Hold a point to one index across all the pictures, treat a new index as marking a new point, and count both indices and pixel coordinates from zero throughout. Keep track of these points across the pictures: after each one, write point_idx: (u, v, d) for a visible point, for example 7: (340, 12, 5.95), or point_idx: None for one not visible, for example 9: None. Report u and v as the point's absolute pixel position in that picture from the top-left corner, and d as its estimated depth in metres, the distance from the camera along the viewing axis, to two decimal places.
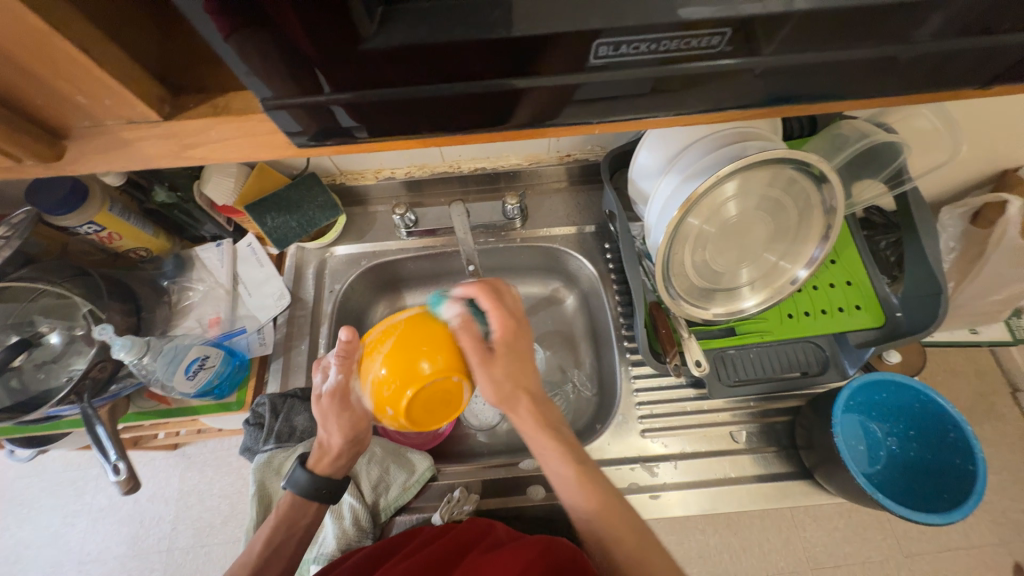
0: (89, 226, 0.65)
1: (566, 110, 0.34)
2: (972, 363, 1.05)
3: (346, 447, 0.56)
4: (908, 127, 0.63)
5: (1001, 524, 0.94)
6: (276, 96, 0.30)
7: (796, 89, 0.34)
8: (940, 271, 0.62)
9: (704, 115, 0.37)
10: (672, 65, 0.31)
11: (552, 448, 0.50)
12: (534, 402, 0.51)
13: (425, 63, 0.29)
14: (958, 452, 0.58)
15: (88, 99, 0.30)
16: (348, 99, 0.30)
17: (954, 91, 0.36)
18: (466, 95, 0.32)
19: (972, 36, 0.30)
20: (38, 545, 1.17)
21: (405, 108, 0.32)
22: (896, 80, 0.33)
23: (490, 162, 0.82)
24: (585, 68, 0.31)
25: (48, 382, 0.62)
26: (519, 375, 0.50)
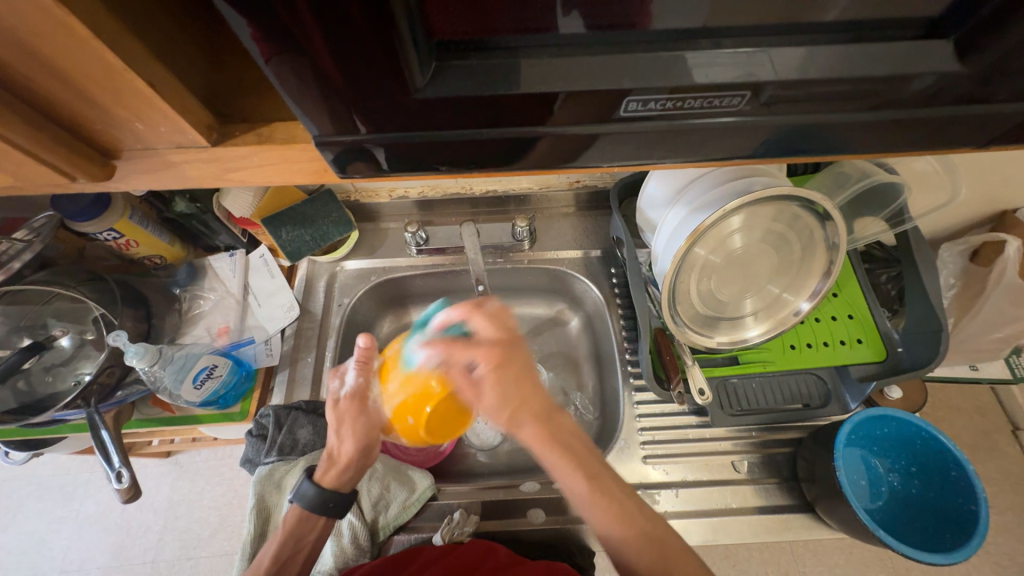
0: (109, 233, 0.66)
1: (588, 153, 0.36)
2: (974, 400, 1.05)
3: (355, 457, 0.55)
4: (909, 170, 0.65)
5: (1002, 566, 0.93)
6: (321, 133, 0.32)
7: (806, 143, 0.36)
8: (940, 309, 0.63)
9: (717, 160, 0.39)
10: (691, 117, 0.33)
11: (563, 465, 0.47)
12: (539, 420, 0.48)
13: (465, 112, 0.31)
14: (960, 492, 0.58)
15: (144, 125, 0.31)
16: (384, 137, 0.33)
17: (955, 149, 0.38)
18: (495, 139, 0.34)
19: (971, 103, 0.32)
20: (21, 551, 1.14)
21: (437, 149, 0.34)
22: (900, 138, 0.35)
23: (501, 185, 0.84)
24: (611, 119, 0.33)
25: (55, 386, 0.62)
26: (518, 395, 0.47)
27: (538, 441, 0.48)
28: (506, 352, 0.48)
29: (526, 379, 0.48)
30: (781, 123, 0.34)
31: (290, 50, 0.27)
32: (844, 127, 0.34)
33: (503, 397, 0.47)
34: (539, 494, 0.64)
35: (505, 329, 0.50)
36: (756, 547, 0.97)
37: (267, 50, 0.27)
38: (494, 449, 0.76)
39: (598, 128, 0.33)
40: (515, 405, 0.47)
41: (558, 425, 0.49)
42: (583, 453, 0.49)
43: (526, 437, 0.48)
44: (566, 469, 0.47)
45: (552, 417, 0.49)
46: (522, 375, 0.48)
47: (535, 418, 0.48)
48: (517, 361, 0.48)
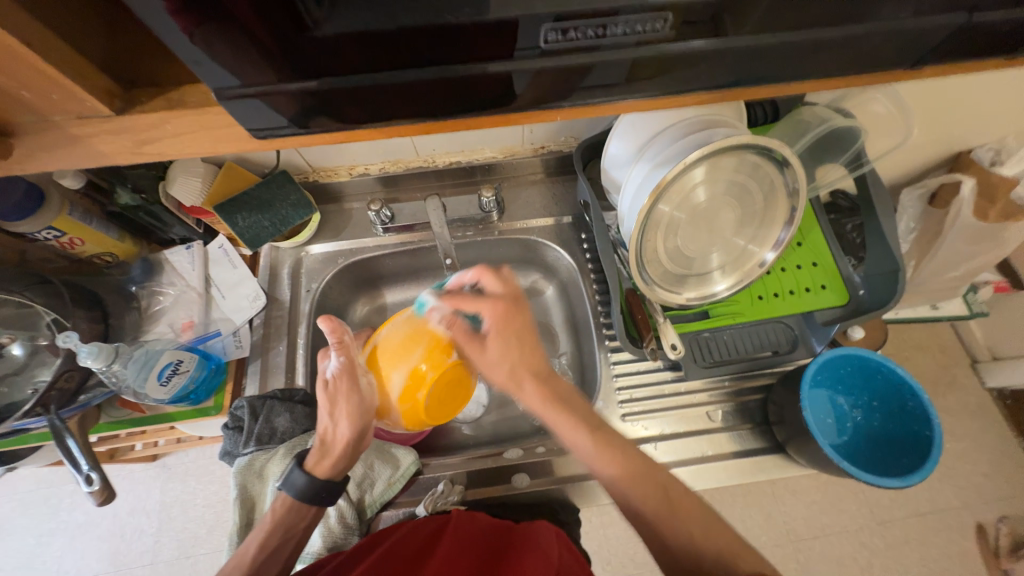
0: (48, 232, 0.62)
1: (534, 95, 0.35)
2: (934, 338, 1.11)
3: (354, 439, 0.56)
4: (863, 112, 0.66)
5: (962, 488, 0.99)
6: (234, 86, 0.30)
7: (745, 73, 0.35)
8: (898, 250, 0.65)
9: (661, 100, 0.38)
10: (623, 50, 0.32)
11: (562, 422, 0.53)
12: (536, 378, 0.56)
13: (382, 49, 0.30)
14: (917, 419, 0.61)
15: (38, 93, 0.29)
16: (308, 89, 0.31)
17: (892, 72, 0.38)
18: (424, 80, 0.32)
19: (901, 19, 0.32)
20: (12, 566, 1.13)
21: (366, 97, 0.32)
22: (835, 64, 0.35)
23: (465, 156, 0.81)
24: (534, 52, 0.31)
25: (11, 396, 0.59)
26: (516, 353, 0.56)
27: (538, 402, 0.55)
28: (509, 309, 0.56)
29: (525, 339, 0.56)
30: (718, 54, 0.33)
31: (201, 6, 0.26)
32: (775, 52, 0.34)
33: (502, 360, 0.56)
34: (523, 459, 0.65)
35: (513, 288, 0.57)
36: (740, 492, 1.01)
37: (173, 11, 0.26)
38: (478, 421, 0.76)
39: (531, 63, 0.32)
40: (513, 361, 0.56)
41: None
42: (558, 382, 0.56)
43: (525, 396, 0.56)
44: (563, 423, 0.53)
45: (547, 379, 0.56)
46: (513, 339, 0.56)
47: (532, 377, 0.56)
48: (518, 319, 0.56)
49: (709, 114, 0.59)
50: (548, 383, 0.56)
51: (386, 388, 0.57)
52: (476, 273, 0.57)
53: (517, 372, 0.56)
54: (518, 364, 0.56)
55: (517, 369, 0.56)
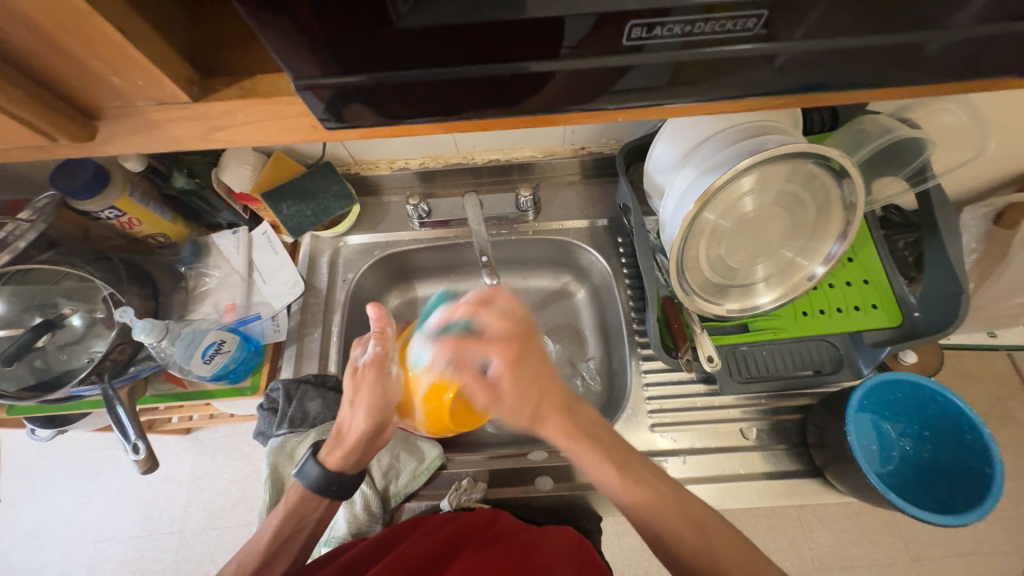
0: (110, 211, 0.66)
1: (600, 93, 0.34)
2: (989, 367, 1.03)
3: (370, 432, 0.56)
4: (934, 124, 0.62)
5: (1011, 530, 0.93)
6: (305, 76, 0.30)
7: (826, 76, 0.33)
8: (962, 272, 0.60)
9: (729, 102, 0.37)
10: (695, 48, 0.31)
11: (592, 457, 0.50)
12: (559, 412, 0.52)
13: (455, 41, 0.29)
14: (975, 455, 0.57)
15: (126, 78, 0.31)
16: (371, 81, 0.31)
17: (990, 80, 0.35)
18: (491, 76, 0.31)
19: (1010, 22, 0.30)
20: (57, 522, 1.20)
21: (428, 93, 0.32)
22: (928, 69, 0.33)
23: (504, 154, 0.81)
24: (614, 51, 0.31)
25: (69, 363, 0.64)
26: (536, 392, 0.52)
27: (563, 435, 0.52)
28: (518, 349, 0.51)
29: (543, 375, 0.52)
30: (800, 55, 0.32)
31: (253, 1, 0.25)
32: (862, 55, 0.32)
33: (525, 397, 0.51)
34: (547, 463, 0.65)
35: (516, 324, 0.53)
36: (765, 514, 0.97)
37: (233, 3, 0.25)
38: (502, 420, 0.76)
39: (600, 61, 0.31)
40: (537, 400, 0.51)
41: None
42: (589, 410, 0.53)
43: (548, 431, 0.52)
44: (597, 462, 0.50)
45: (572, 408, 0.53)
46: (533, 378, 0.51)
47: (555, 414, 0.52)
48: (531, 357, 0.52)
49: (764, 120, 0.56)
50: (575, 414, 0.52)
51: (411, 387, 0.57)
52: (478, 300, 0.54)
53: (540, 411, 0.52)
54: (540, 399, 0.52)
55: (536, 411, 0.52)
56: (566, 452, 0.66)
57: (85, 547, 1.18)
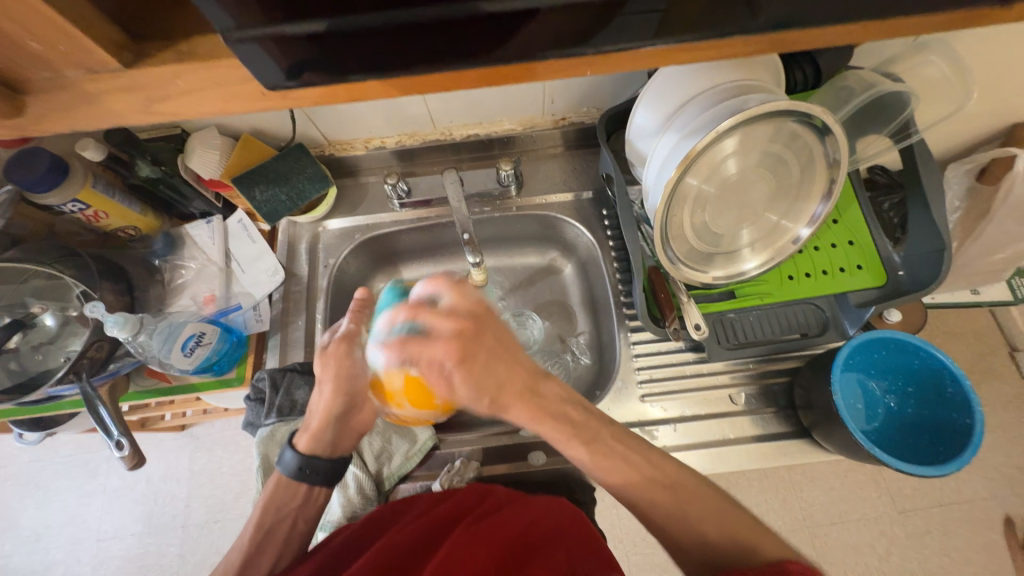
0: (73, 204, 0.64)
1: (556, 36, 0.32)
2: (971, 324, 1.05)
3: (337, 413, 0.54)
4: (917, 77, 0.61)
5: (992, 479, 0.96)
6: (244, 25, 0.28)
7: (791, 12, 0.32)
8: (945, 228, 0.60)
9: (695, 45, 0.35)
10: None
11: (558, 432, 0.48)
12: (525, 399, 0.47)
13: None
14: (957, 408, 0.58)
15: (52, 44, 0.29)
16: (320, 28, 0.29)
17: (964, 12, 0.34)
18: (449, 20, 0.30)
19: None
20: (57, 524, 1.20)
21: (379, 38, 0.30)
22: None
23: (483, 128, 0.79)
24: None
25: (45, 363, 0.62)
26: (495, 382, 0.45)
27: (528, 418, 0.48)
28: (470, 340, 0.43)
29: (501, 360, 0.45)
30: None
31: None
32: None
33: (492, 376, 0.45)
34: (539, 438, 0.65)
35: (462, 317, 0.44)
36: (757, 477, 0.99)
37: None
38: None
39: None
40: (496, 390, 0.45)
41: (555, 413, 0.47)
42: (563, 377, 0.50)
43: (515, 414, 0.47)
44: (568, 434, 0.48)
45: (537, 390, 0.48)
46: (496, 357, 0.45)
47: (519, 399, 0.47)
48: (490, 342, 0.45)
49: (745, 78, 0.55)
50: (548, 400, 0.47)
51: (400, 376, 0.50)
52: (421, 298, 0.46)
53: (501, 397, 0.46)
54: (502, 383, 0.45)
55: (496, 402, 0.46)
56: None
57: (88, 546, 1.18)
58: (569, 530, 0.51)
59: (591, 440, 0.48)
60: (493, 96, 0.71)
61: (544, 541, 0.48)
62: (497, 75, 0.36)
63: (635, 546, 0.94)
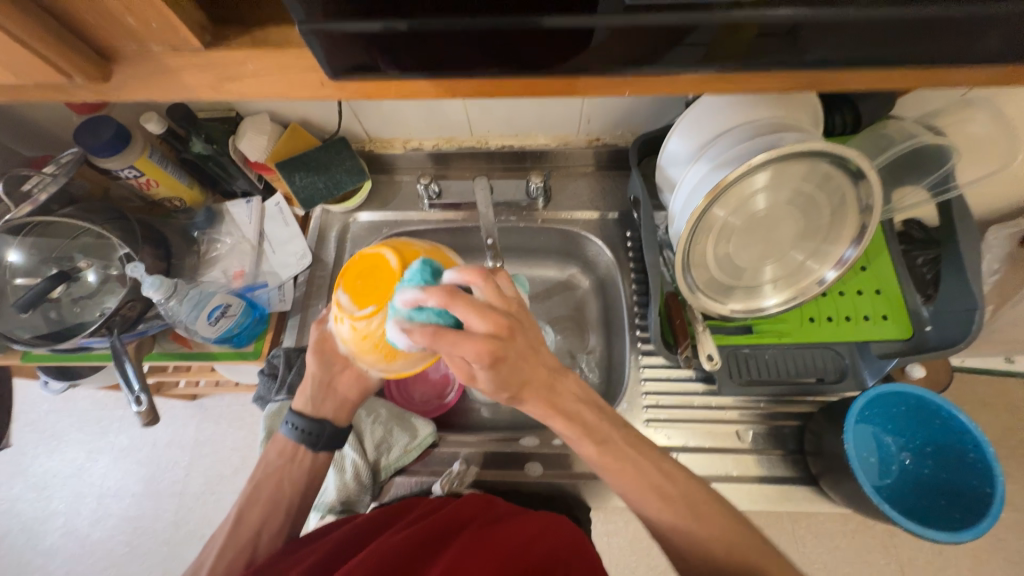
0: (130, 171, 0.68)
1: (600, 59, 0.34)
2: (1003, 395, 1.00)
3: (320, 372, 0.58)
4: (958, 133, 0.61)
5: (1014, 562, 0.90)
6: (307, 20, 0.30)
7: (823, 52, 0.33)
8: (979, 288, 0.59)
9: (728, 75, 0.36)
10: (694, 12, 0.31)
11: (569, 432, 0.47)
12: (540, 397, 0.45)
13: None
14: (976, 473, 0.56)
15: (154, 22, 0.33)
16: (378, 28, 0.31)
17: (998, 67, 0.35)
18: (498, 31, 0.32)
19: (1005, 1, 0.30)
20: (64, 475, 1.24)
21: (434, 42, 0.32)
22: (928, 47, 0.33)
23: (518, 141, 0.81)
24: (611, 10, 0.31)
25: (82, 316, 0.65)
26: (520, 380, 0.43)
27: (542, 414, 0.46)
28: (506, 345, 0.39)
29: (529, 361, 0.42)
30: (796, 25, 0.31)
31: None
32: (860, 26, 0.31)
33: (520, 372, 0.42)
34: (538, 449, 0.65)
35: (501, 314, 0.39)
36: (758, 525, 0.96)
37: None
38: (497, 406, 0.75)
39: (603, 22, 0.31)
40: (518, 389, 0.43)
41: (564, 427, 0.46)
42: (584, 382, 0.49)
43: (530, 410, 0.46)
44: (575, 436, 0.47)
45: (553, 388, 0.46)
46: (524, 355, 0.42)
47: (538, 396, 0.45)
48: (522, 344, 0.41)
49: (782, 117, 0.55)
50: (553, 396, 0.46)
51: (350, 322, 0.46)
52: (455, 284, 0.40)
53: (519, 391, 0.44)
54: (522, 382, 0.43)
55: (516, 399, 0.45)
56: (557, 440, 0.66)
57: (88, 501, 1.22)
58: (571, 548, 0.50)
59: (588, 427, 0.47)
60: (532, 110, 0.73)
61: (549, 557, 0.47)
62: (538, 85, 0.37)
63: None
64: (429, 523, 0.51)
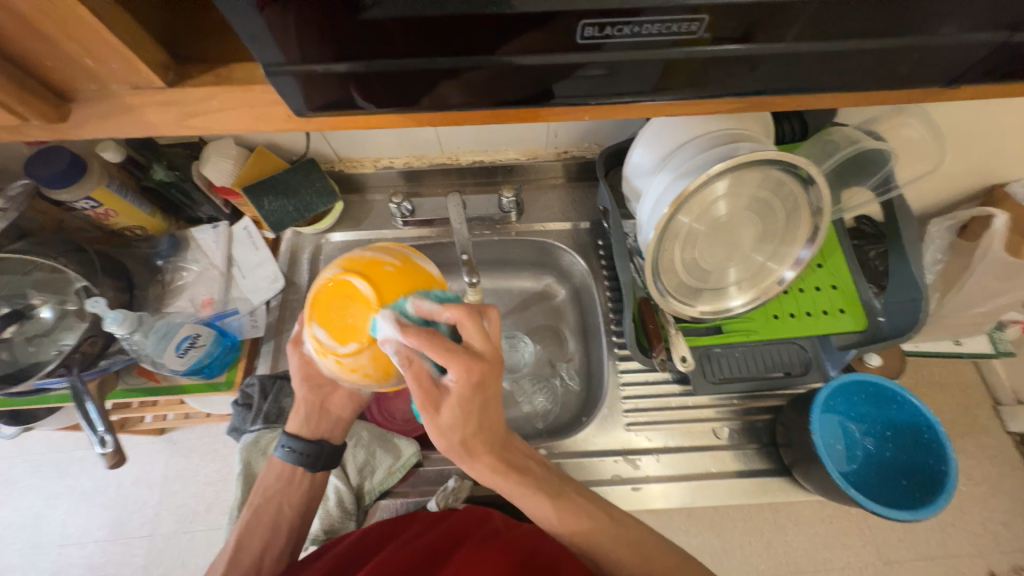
0: (86, 201, 0.66)
1: (562, 89, 0.36)
2: (955, 375, 1.07)
3: (311, 396, 0.57)
4: (894, 138, 0.65)
5: (975, 534, 0.96)
6: (274, 62, 0.31)
7: (765, 80, 0.36)
8: (922, 278, 0.63)
9: (681, 100, 0.39)
10: (646, 46, 0.32)
11: (518, 492, 0.52)
12: (490, 453, 0.51)
13: (424, 36, 0.30)
14: (931, 453, 0.60)
15: (114, 63, 0.32)
16: (354, 68, 0.32)
17: (920, 89, 0.38)
18: (464, 67, 0.33)
19: (920, 35, 0.32)
20: (20, 525, 1.16)
21: (404, 81, 0.33)
22: (857, 75, 0.35)
23: (488, 156, 0.82)
24: (569, 46, 0.32)
25: (37, 356, 0.62)
26: (477, 432, 0.48)
27: (485, 472, 0.51)
28: (483, 382, 0.43)
29: (494, 409, 0.47)
30: (739, 57, 0.34)
31: None
32: (796, 58, 0.34)
33: (472, 427, 0.47)
34: None
35: (495, 347, 0.45)
36: (742, 517, 0.98)
37: None
38: None
39: (559, 57, 0.33)
40: (473, 432, 0.48)
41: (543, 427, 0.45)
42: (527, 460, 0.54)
43: (470, 466, 0.51)
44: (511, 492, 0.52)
45: (500, 447, 0.52)
46: (487, 408, 0.47)
47: (486, 450, 0.50)
48: (493, 394, 0.46)
49: (736, 128, 0.58)
50: (498, 446, 0.52)
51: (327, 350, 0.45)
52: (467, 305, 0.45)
53: (468, 443, 0.49)
54: (478, 430, 0.48)
55: (466, 445, 0.49)
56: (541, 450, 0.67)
57: (48, 550, 1.14)
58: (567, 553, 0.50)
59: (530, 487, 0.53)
60: (501, 126, 0.75)
61: (546, 563, 0.48)
62: (507, 113, 0.39)
63: None
64: (422, 545, 0.50)
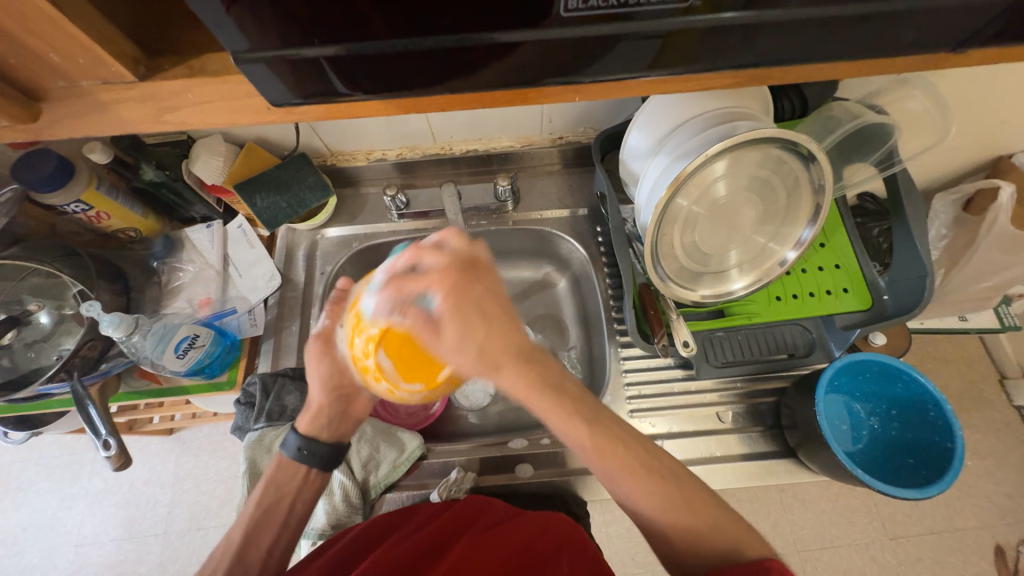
0: (76, 205, 0.65)
1: (547, 68, 0.34)
2: (959, 350, 1.06)
3: (334, 402, 0.55)
4: (897, 110, 0.64)
5: (982, 508, 0.96)
6: (246, 49, 0.30)
7: (757, 51, 0.34)
8: (928, 254, 0.62)
9: (670, 77, 0.37)
10: (629, 20, 0.31)
11: (557, 414, 0.42)
12: (519, 359, 0.40)
13: (400, 16, 0.29)
14: (939, 431, 0.60)
15: (82, 58, 0.31)
16: (328, 52, 0.31)
17: (921, 55, 0.36)
18: (445, 48, 0.31)
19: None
20: (37, 527, 1.18)
21: (383, 64, 0.32)
22: (853, 42, 0.34)
23: (482, 144, 0.81)
24: (552, 21, 0.30)
25: (38, 361, 0.62)
26: (486, 334, 0.40)
27: (525, 388, 0.41)
28: (467, 280, 0.40)
29: (497, 318, 0.40)
30: (729, 28, 0.32)
31: None
32: (788, 26, 0.32)
33: (480, 326, 0.39)
34: (527, 449, 0.65)
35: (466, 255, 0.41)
36: (748, 499, 0.99)
37: None
38: (484, 410, 0.75)
39: (542, 34, 0.31)
40: (489, 345, 0.39)
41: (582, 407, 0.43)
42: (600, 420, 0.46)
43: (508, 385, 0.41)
44: (557, 413, 0.42)
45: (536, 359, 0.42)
46: (487, 310, 0.40)
47: (513, 361, 0.40)
48: (482, 293, 0.40)
49: (733, 106, 0.57)
50: (529, 353, 0.41)
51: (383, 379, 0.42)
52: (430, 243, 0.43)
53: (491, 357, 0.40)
54: (491, 326, 0.40)
55: (489, 362, 0.39)
56: (546, 439, 0.66)
57: (65, 551, 1.16)
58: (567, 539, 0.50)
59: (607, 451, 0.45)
60: (493, 113, 0.73)
61: (548, 552, 0.48)
62: (495, 96, 0.37)
63: (624, 566, 0.93)
64: (424, 535, 0.50)
